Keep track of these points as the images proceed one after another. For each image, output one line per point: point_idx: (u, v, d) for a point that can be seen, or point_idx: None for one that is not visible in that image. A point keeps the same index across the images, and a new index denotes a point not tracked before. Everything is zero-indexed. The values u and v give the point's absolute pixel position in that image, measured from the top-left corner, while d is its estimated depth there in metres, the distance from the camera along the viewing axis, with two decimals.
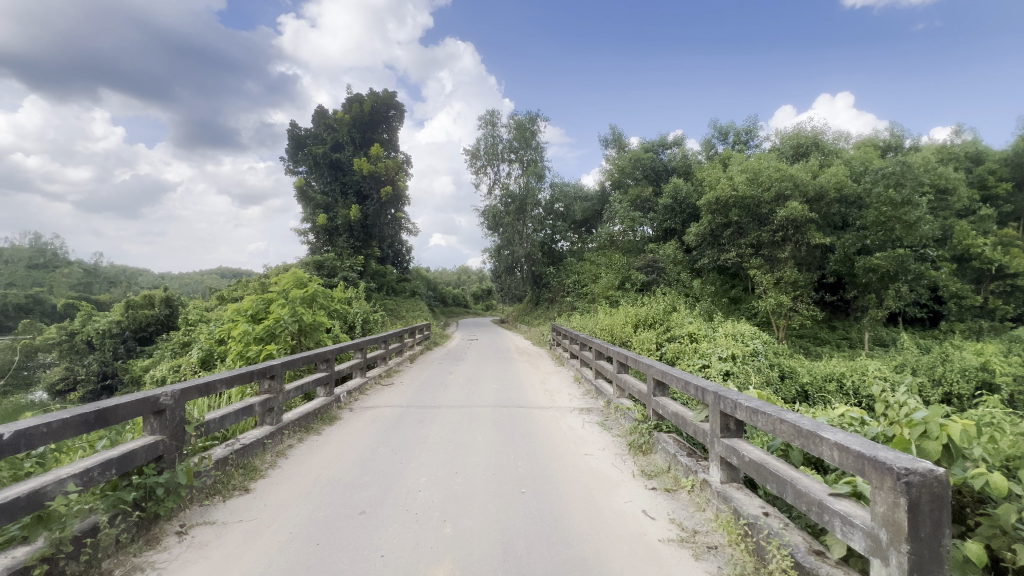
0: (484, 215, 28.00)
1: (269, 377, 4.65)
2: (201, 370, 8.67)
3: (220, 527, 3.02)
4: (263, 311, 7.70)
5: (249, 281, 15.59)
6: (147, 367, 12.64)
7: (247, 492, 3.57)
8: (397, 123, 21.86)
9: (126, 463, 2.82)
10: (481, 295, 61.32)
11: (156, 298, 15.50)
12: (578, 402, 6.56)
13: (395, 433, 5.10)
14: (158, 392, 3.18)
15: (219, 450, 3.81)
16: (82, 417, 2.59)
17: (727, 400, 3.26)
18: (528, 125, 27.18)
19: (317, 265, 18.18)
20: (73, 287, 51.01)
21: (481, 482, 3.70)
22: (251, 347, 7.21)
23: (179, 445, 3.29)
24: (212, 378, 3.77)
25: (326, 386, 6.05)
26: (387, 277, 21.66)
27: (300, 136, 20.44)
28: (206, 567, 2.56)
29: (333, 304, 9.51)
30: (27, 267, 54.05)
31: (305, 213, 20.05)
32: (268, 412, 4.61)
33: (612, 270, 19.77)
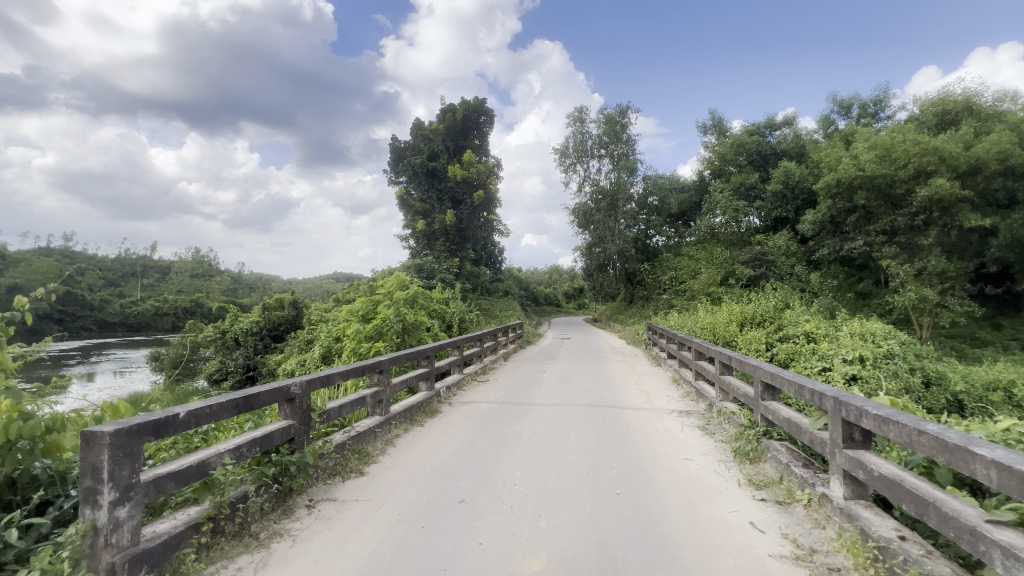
0: (574, 213, 27.81)
1: (378, 371, 5.08)
2: (322, 364, 9.76)
3: (340, 504, 3.39)
4: (372, 311, 8.45)
5: (359, 284, 17.15)
6: (280, 361, 14.50)
7: (362, 475, 3.95)
8: (488, 128, 22.53)
9: (267, 442, 3.28)
10: (573, 294, 60.88)
11: (285, 300, 17.92)
12: (677, 405, 6.25)
13: (492, 428, 5.29)
14: (289, 381, 3.63)
15: (338, 436, 4.25)
16: (233, 402, 3.07)
17: (851, 407, 2.91)
18: (619, 119, 26.46)
19: (418, 268, 19.43)
20: (224, 292, 60.22)
21: (574, 480, 3.72)
22: (362, 344, 7.94)
23: (306, 429, 3.74)
24: (331, 371, 4.23)
25: (427, 381, 6.45)
26: (481, 278, 22.47)
27: (401, 148, 22.00)
28: (329, 539, 2.89)
29: (432, 304, 10.13)
30: (191, 276, 64.94)
31: (407, 220, 21.54)
32: (378, 403, 5.04)
33: (712, 264, 18.50)
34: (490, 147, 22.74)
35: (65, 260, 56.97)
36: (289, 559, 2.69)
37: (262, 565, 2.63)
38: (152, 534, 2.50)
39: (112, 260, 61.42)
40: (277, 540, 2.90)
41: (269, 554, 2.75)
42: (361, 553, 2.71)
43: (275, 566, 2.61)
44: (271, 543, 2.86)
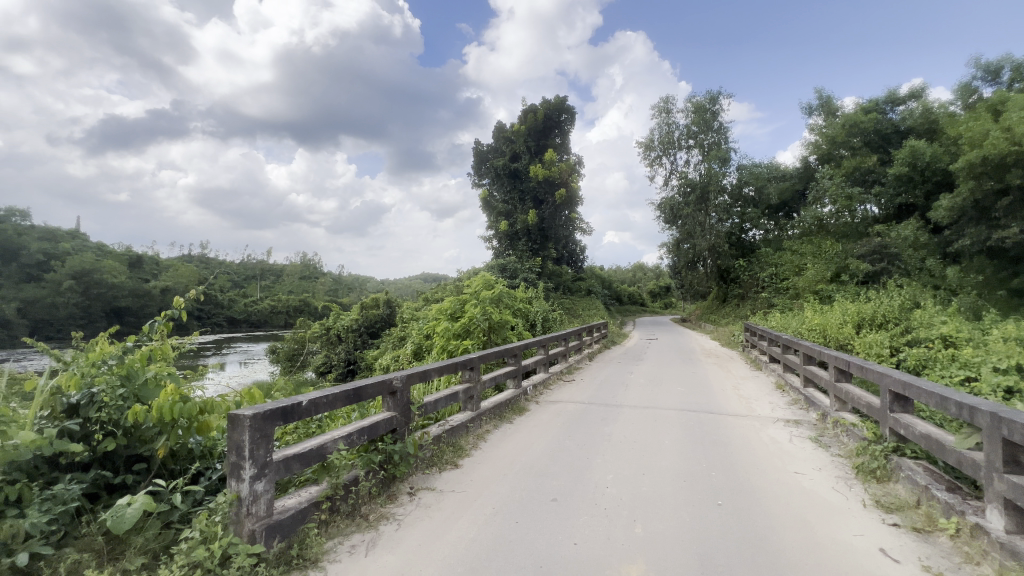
0: (660, 209, 26.71)
1: (469, 368, 5.25)
2: (413, 360, 10.37)
3: (438, 494, 3.57)
4: (459, 310, 8.79)
5: (446, 284, 17.95)
6: (376, 356, 15.64)
7: (456, 467, 4.13)
8: (569, 126, 22.35)
9: (373, 432, 3.54)
10: (659, 293, 58.34)
11: (380, 300, 19.25)
12: (783, 413, 5.73)
13: (580, 429, 5.24)
14: (391, 375, 3.88)
15: (434, 429, 4.48)
16: (345, 393, 3.35)
17: (1013, 425, 2.47)
18: (709, 106, 24.89)
19: (501, 268, 19.86)
20: (327, 292, 66.27)
21: (670, 487, 3.57)
22: (451, 341, 8.28)
23: (407, 420, 3.97)
24: (427, 367, 4.44)
25: (515, 378, 6.56)
26: (563, 277, 22.43)
27: (483, 152, 22.63)
28: (430, 526, 3.06)
29: (516, 304, 10.30)
30: (300, 278, 72.25)
31: (490, 221, 22.13)
32: (469, 399, 5.22)
33: (820, 260, 16.73)
34: (571, 145, 22.53)
35: (203, 265, 66.40)
36: (395, 541, 2.89)
37: (372, 544, 2.85)
38: (283, 508, 2.81)
39: (238, 265, 70.43)
40: (384, 522, 3.14)
41: (378, 535, 2.98)
42: (459, 542, 2.83)
43: (383, 547, 2.82)
44: (380, 526, 3.09)
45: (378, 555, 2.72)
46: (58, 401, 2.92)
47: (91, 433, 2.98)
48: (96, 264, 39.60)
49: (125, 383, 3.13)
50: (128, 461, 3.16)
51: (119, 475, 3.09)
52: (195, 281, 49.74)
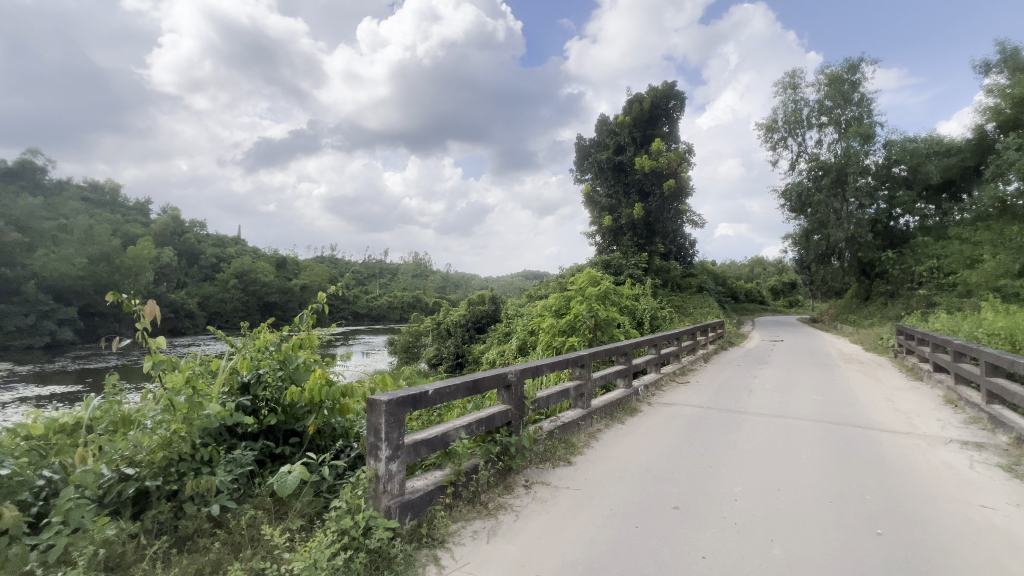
0: (786, 196, 24.04)
1: (579, 365, 5.17)
2: (519, 355, 10.58)
3: (553, 490, 3.58)
4: (565, 307, 8.74)
5: (549, 281, 18.01)
6: (483, 351, 16.25)
7: (569, 464, 4.10)
8: (678, 113, 21.09)
9: (489, 423, 3.64)
10: (782, 290, 52.63)
11: (486, 296, 19.93)
12: (956, 433, 4.80)
13: (700, 434, 4.89)
14: (507, 368, 3.95)
15: (546, 424, 4.51)
16: (465, 384, 3.49)
17: None
18: (847, 76, 21.76)
19: (605, 265, 19.41)
20: (436, 289, 70.53)
21: (814, 507, 3.17)
22: (556, 337, 8.27)
23: (522, 414, 4.02)
24: (539, 362, 4.45)
25: (625, 378, 6.34)
26: (672, 273, 21.27)
27: (586, 146, 22.33)
28: (547, 521, 3.07)
29: (623, 301, 9.97)
30: (413, 276, 77.88)
31: (593, 217, 21.77)
32: (580, 396, 5.17)
33: (1003, 250, 13.71)
34: (680, 133, 21.18)
35: (333, 265, 74.72)
36: (515, 532, 2.95)
37: (493, 532, 2.94)
38: (413, 488, 3.04)
39: (361, 265, 78.11)
40: (503, 512, 3.22)
41: (497, 523, 3.07)
42: (578, 540, 2.80)
43: (504, 537, 2.89)
44: (499, 514, 3.19)
45: (499, 544, 2.80)
46: (234, 380, 3.46)
47: (260, 408, 3.50)
48: (253, 266, 46.83)
49: (282, 367, 3.59)
50: (286, 435, 3.63)
51: (280, 446, 3.57)
52: (328, 280, 56.29)
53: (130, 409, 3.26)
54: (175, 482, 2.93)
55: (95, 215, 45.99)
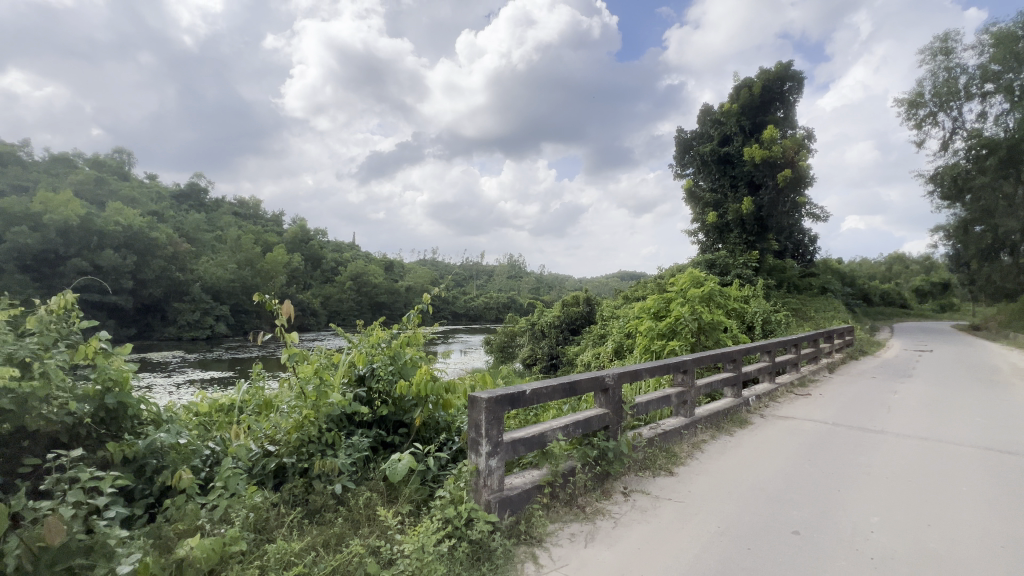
0: (936, 181, 20.50)
1: (682, 371, 4.88)
2: (615, 358, 10.33)
3: (654, 499, 3.43)
4: (664, 309, 8.32)
5: (647, 281, 17.30)
6: (577, 352, 16.12)
7: (671, 474, 3.91)
8: (795, 96, 19.06)
9: (586, 427, 3.60)
10: (929, 292, 44.99)
11: (580, 298, 19.74)
12: None
13: (825, 453, 4.36)
14: (605, 372, 3.87)
15: (646, 431, 4.34)
16: (562, 386, 3.47)
17: None
18: (1022, 32, 17.99)
19: (710, 264, 18.13)
20: (531, 290, 71.46)
21: (978, 550, 2.65)
22: (655, 341, 7.90)
23: (620, 419, 3.91)
24: (639, 366, 4.29)
25: (734, 387, 5.86)
26: (788, 273, 19.23)
27: (687, 139, 21.07)
28: (647, 531, 2.95)
29: (730, 303, 9.23)
30: (508, 276, 79.82)
31: (695, 213, 20.50)
32: (682, 404, 4.89)
33: None
34: (798, 117, 19.09)
35: (435, 268, 79.36)
36: (614, 539, 2.89)
37: (592, 537, 2.90)
38: (511, 485, 3.12)
39: (460, 267, 81.91)
40: (600, 517, 3.17)
41: (595, 528, 3.03)
42: (682, 555, 2.66)
43: (603, 542, 2.84)
44: (596, 519, 3.13)
45: (598, 548, 2.77)
46: (352, 372, 3.82)
47: (374, 399, 3.83)
48: (364, 269, 51.50)
49: (391, 362, 3.87)
50: (395, 425, 3.92)
51: (390, 435, 3.86)
52: (430, 281, 59.87)
53: (270, 394, 3.78)
54: (306, 460, 3.32)
55: (243, 226, 53.94)
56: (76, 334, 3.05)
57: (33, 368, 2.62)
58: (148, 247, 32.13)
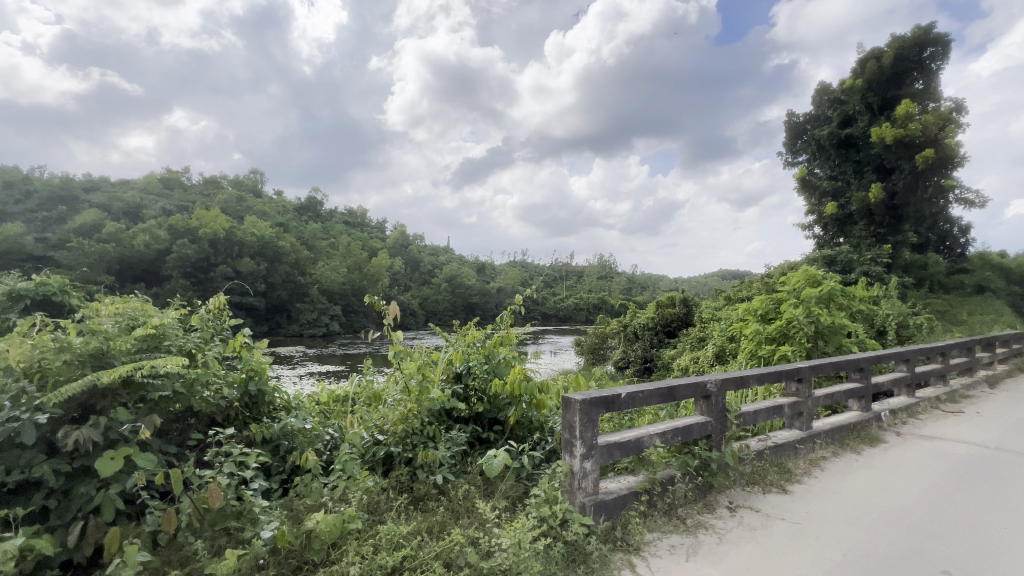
0: None
1: (797, 379, 4.43)
2: (716, 363, 9.68)
3: (765, 518, 3.16)
4: (773, 311, 7.61)
5: (752, 281, 15.93)
6: (674, 356, 15.36)
7: (784, 492, 3.57)
8: (939, 63, 16.31)
9: (687, 434, 3.42)
10: None
11: (676, 298, 18.82)
12: None
13: (983, 483, 3.68)
14: (706, 378, 3.64)
15: (754, 443, 4.01)
16: (659, 391, 3.33)
17: None
18: None
19: (829, 261, 16.17)
20: (622, 290, 69.36)
21: None
22: (763, 346, 7.25)
23: (724, 429, 3.65)
24: (745, 373, 3.98)
25: (861, 399, 5.18)
26: (932, 269, 16.45)
27: (800, 123, 19.06)
28: (757, 552, 2.73)
29: (855, 305, 8.16)
30: (598, 277, 78.33)
31: (810, 204, 18.46)
32: (797, 415, 4.43)
33: None
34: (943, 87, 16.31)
35: (525, 269, 80.46)
36: (719, 555, 2.71)
37: (694, 551, 2.75)
38: (607, 490, 3.07)
39: (549, 268, 82.11)
40: (703, 531, 2.99)
41: (698, 542, 2.86)
42: None
43: (706, 558, 2.68)
44: (699, 533, 2.96)
45: (701, 564, 2.62)
46: (450, 370, 4.00)
47: (470, 397, 3.98)
48: (458, 271, 53.91)
49: (486, 361, 4.01)
50: (491, 422, 4.05)
51: (486, 431, 4.00)
52: (520, 283, 60.80)
53: (378, 388, 4.12)
54: (410, 451, 3.56)
55: (352, 234, 59.37)
56: (226, 330, 3.60)
57: (198, 358, 3.16)
58: (276, 255, 37.26)
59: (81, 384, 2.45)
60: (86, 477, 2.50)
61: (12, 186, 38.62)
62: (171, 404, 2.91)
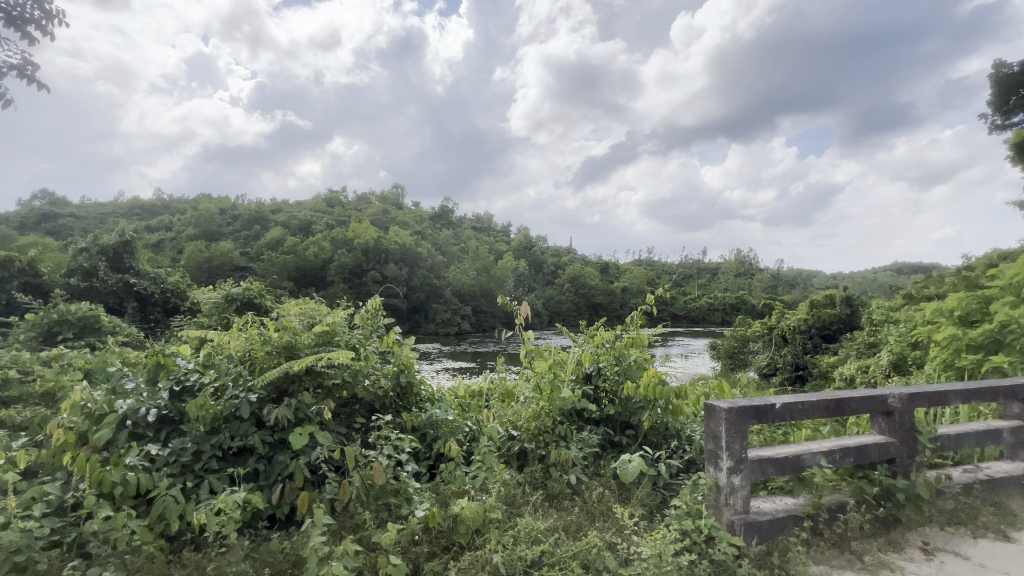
0: None
1: (1021, 399, 3.50)
2: (892, 374, 8.17)
3: (978, 569, 2.55)
4: (979, 311, 6.12)
5: (943, 275, 13.06)
6: (834, 363, 13.32)
7: (1006, 540, 2.83)
8: None
9: (861, 456, 2.92)
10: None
11: (837, 297, 16.34)
12: None
13: None
14: (886, 391, 3.07)
15: (958, 474, 3.27)
16: (824, 403, 2.88)
17: None
18: None
19: None
20: (765, 288, 62.03)
21: None
22: (964, 356, 5.86)
23: (912, 453, 3.04)
24: (943, 387, 3.26)
25: None
26: None
27: (1014, 74, 15.03)
28: None
29: None
30: (736, 275, 71.19)
31: None
32: (1021, 444, 3.51)
33: None
34: None
35: (652, 268, 76.80)
36: None
37: None
38: (760, 510, 2.77)
39: (679, 266, 77.01)
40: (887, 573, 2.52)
41: None
42: None
43: None
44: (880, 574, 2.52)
45: None
46: (580, 370, 3.97)
47: (601, 398, 3.91)
48: (582, 271, 53.58)
49: (617, 363, 3.90)
50: (623, 426, 3.92)
51: (618, 435, 3.89)
52: (647, 282, 58.18)
53: (510, 385, 4.27)
54: (543, 448, 3.61)
55: (481, 239, 62.83)
56: (381, 327, 4.05)
57: (360, 351, 3.61)
58: (416, 260, 41.26)
59: (279, 371, 2.99)
60: (282, 448, 3.02)
61: (225, 212, 48.83)
62: (341, 391, 3.37)
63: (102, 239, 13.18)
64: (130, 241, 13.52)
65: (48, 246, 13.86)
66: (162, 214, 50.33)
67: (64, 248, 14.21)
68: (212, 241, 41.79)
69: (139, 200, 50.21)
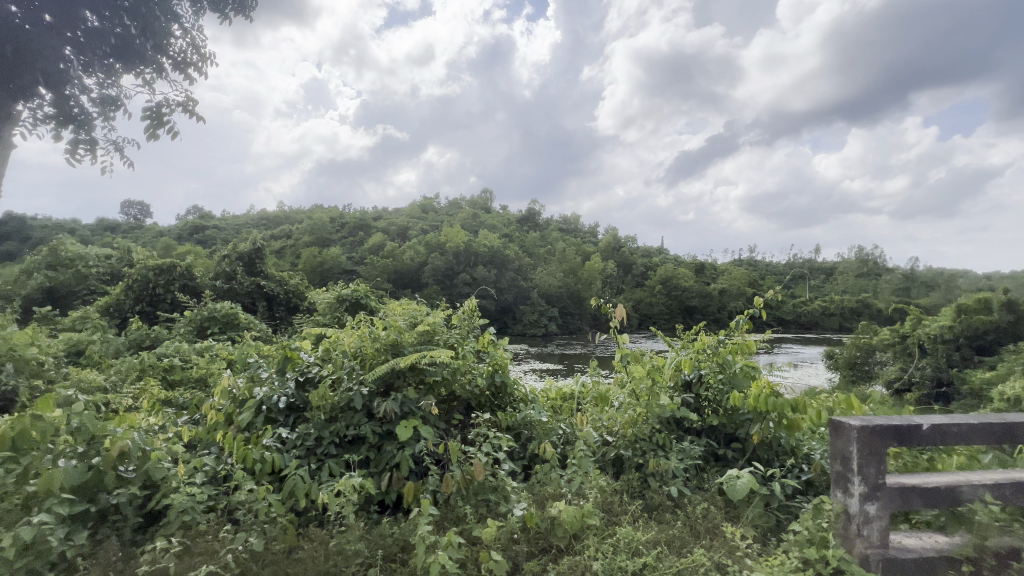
0: None
1: None
2: None
3: None
4: None
5: None
6: (992, 380, 11.21)
7: None
8: None
9: None
10: None
11: (993, 301, 13.74)
12: None
13: None
14: None
15: None
16: (990, 427, 2.43)
17: None
18: None
19: None
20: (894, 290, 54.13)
21: None
22: None
23: None
24: None
25: None
26: None
27: None
28: None
29: None
30: (857, 275, 63.09)
31: None
32: None
33: None
34: None
35: (754, 268, 70.79)
36: None
37: None
38: (901, 545, 2.42)
39: (787, 266, 70.11)
40: None
41: None
42: None
43: None
44: None
45: None
46: (679, 376, 3.77)
47: (703, 407, 3.67)
48: (675, 271, 50.96)
49: (721, 370, 3.64)
50: (727, 439, 3.65)
51: (722, 448, 3.62)
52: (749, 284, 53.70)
53: (604, 389, 4.17)
54: (640, 457, 3.46)
55: (567, 240, 62.54)
56: (476, 328, 4.19)
57: (458, 350, 3.76)
58: (504, 262, 42.29)
59: (387, 366, 3.22)
60: (390, 438, 3.25)
61: (335, 220, 54.06)
62: (440, 388, 3.54)
63: (240, 247, 15.22)
64: (260, 248, 15.48)
65: (200, 254, 16.33)
66: (285, 224, 57.06)
67: (211, 255, 16.64)
68: (325, 248, 46.53)
69: (267, 212, 57.39)
